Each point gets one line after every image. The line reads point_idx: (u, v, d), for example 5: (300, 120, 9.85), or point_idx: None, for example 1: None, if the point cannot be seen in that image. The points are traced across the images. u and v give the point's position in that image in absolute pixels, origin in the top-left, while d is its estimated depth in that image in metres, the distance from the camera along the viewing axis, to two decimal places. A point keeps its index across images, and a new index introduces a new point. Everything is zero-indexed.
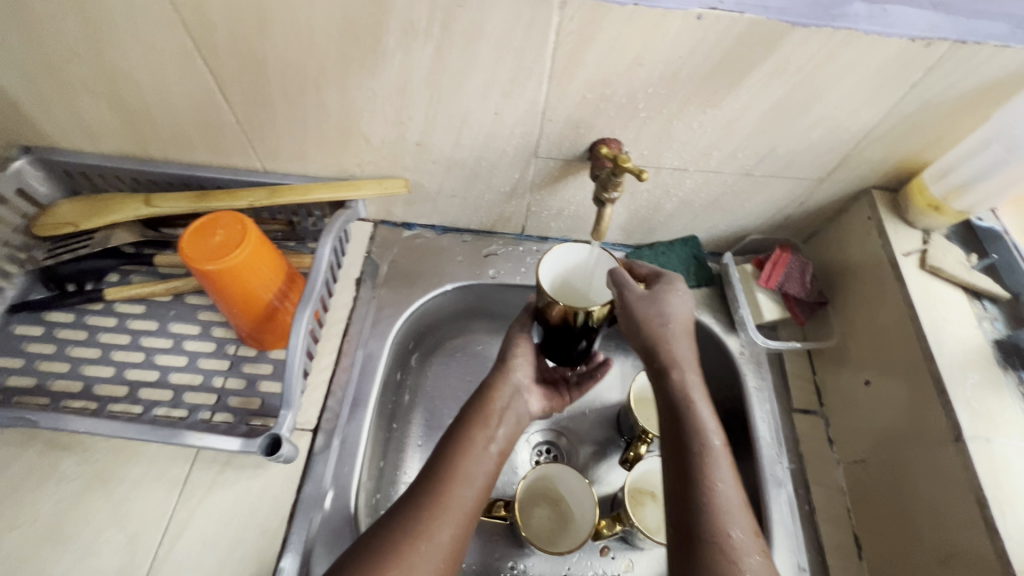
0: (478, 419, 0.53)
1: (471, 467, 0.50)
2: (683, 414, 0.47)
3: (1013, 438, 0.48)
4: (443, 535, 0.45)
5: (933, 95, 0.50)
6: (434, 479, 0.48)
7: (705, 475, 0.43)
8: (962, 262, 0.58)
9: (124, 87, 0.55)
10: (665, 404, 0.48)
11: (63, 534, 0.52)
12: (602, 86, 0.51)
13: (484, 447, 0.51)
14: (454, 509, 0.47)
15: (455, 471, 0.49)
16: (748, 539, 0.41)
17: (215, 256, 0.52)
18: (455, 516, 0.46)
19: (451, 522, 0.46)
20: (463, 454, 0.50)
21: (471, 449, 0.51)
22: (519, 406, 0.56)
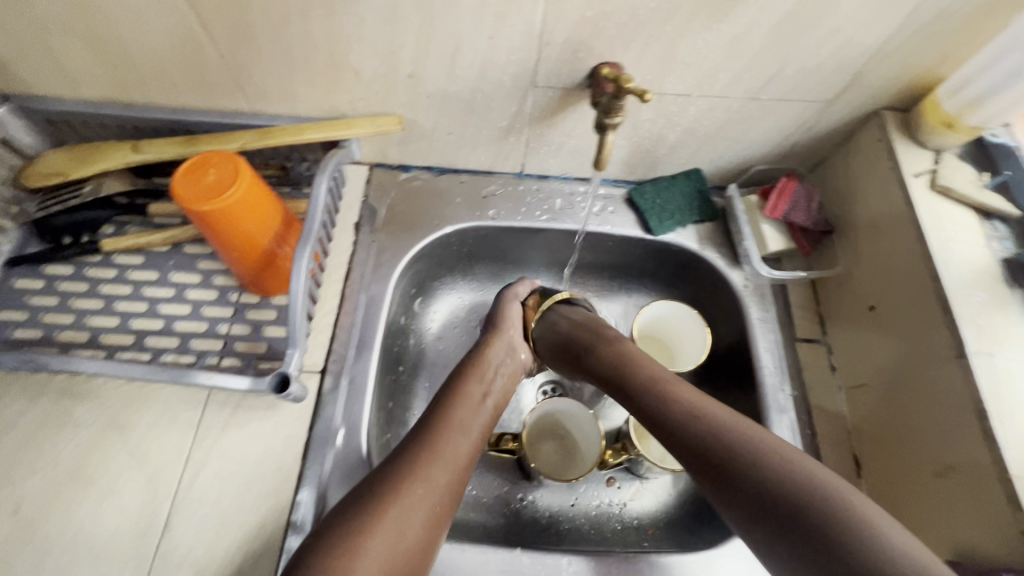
0: (473, 374, 0.58)
1: (463, 420, 0.53)
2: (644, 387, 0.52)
3: (1016, 352, 0.48)
4: (438, 480, 0.47)
5: (951, 2, 0.47)
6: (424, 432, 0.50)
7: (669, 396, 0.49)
8: (973, 181, 0.57)
9: (100, 24, 0.52)
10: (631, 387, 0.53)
11: (85, 474, 0.53)
12: (602, 2, 0.48)
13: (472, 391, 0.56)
14: (442, 459, 0.48)
15: (451, 421, 0.52)
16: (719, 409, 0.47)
17: (209, 196, 0.51)
18: (440, 466, 0.47)
19: (445, 466, 0.48)
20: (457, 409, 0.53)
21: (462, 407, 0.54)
22: (513, 363, 0.63)
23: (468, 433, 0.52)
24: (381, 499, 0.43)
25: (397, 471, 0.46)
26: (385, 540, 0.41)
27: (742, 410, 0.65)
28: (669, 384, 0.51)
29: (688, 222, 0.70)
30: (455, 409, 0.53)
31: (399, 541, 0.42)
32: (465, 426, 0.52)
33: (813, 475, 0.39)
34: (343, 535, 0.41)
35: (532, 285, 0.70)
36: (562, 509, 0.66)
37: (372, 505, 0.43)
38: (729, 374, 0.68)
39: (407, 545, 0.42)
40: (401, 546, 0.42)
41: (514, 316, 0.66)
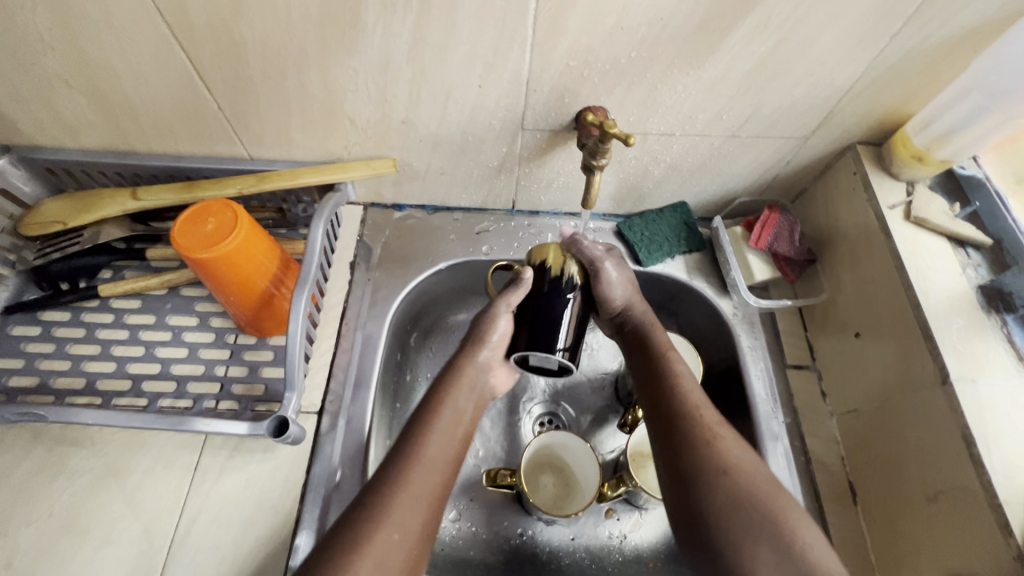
0: (456, 382, 0.56)
1: (435, 437, 0.51)
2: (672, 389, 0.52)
3: (997, 378, 0.49)
4: (410, 504, 0.46)
5: (913, 46, 0.50)
6: (396, 467, 0.48)
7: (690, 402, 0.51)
8: (946, 212, 0.59)
9: (102, 79, 0.54)
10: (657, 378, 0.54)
11: (79, 525, 0.53)
12: (585, 52, 0.51)
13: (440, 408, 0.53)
14: (411, 483, 0.47)
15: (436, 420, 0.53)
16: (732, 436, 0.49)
17: (209, 243, 0.52)
18: (412, 489, 0.47)
19: (410, 491, 0.47)
20: (437, 423, 0.52)
21: (448, 407, 0.54)
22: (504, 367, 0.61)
23: (454, 438, 0.53)
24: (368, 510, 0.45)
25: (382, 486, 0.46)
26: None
27: None
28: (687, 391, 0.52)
29: (676, 253, 0.72)
30: (417, 443, 0.50)
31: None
32: (435, 445, 0.50)
33: (771, 504, 0.44)
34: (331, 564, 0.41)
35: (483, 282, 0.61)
36: (562, 544, 0.66)
37: (373, 511, 0.45)
38: (723, 401, 0.69)
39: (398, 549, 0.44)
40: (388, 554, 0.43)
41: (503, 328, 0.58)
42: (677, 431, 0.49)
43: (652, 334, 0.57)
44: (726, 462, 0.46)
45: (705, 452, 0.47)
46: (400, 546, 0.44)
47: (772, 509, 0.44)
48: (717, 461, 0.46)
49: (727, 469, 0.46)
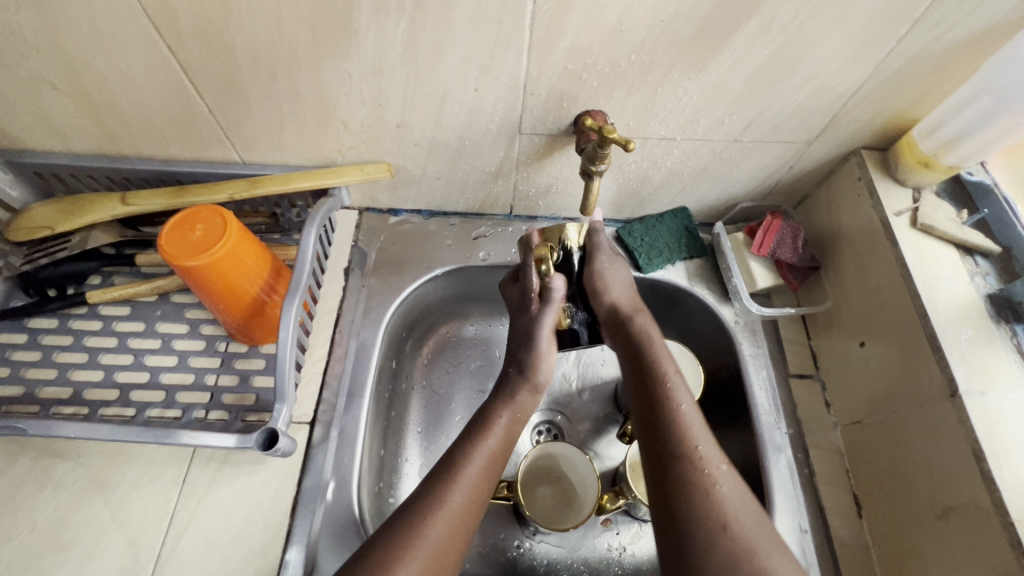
0: (503, 405, 0.54)
1: (478, 462, 0.49)
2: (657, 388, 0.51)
3: (1007, 390, 0.48)
4: (444, 533, 0.44)
5: (920, 50, 0.49)
6: (434, 488, 0.46)
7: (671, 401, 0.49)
8: (953, 218, 0.58)
9: (89, 81, 0.53)
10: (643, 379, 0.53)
11: (62, 540, 0.51)
12: (584, 56, 0.49)
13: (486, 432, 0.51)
14: (448, 511, 0.45)
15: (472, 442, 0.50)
16: (712, 449, 0.46)
17: (197, 251, 0.50)
18: (446, 518, 0.45)
19: (444, 518, 0.45)
20: (482, 445, 0.50)
21: (496, 426, 0.52)
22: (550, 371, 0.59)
23: (496, 462, 0.50)
24: (407, 539, 0.43)
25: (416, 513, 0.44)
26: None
27: (738, 449, 0.64)
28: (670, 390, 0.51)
29: (677, 259, 0.70)
30: (458, 467, 0.48)
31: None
32: (477, 470, 0.48)
33: (735, 515, 0.42)
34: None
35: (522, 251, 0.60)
36: (560, 556, 0.65)
37: (405, 542, 0.42)
38: (724, 411, 0.67)
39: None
40: None
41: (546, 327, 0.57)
42: (660, 439, 0.48)
43: (658, 366, 0.52)
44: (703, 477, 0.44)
45: (682, 463, 0.45)
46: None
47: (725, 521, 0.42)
48: (710, 515, 0.42)
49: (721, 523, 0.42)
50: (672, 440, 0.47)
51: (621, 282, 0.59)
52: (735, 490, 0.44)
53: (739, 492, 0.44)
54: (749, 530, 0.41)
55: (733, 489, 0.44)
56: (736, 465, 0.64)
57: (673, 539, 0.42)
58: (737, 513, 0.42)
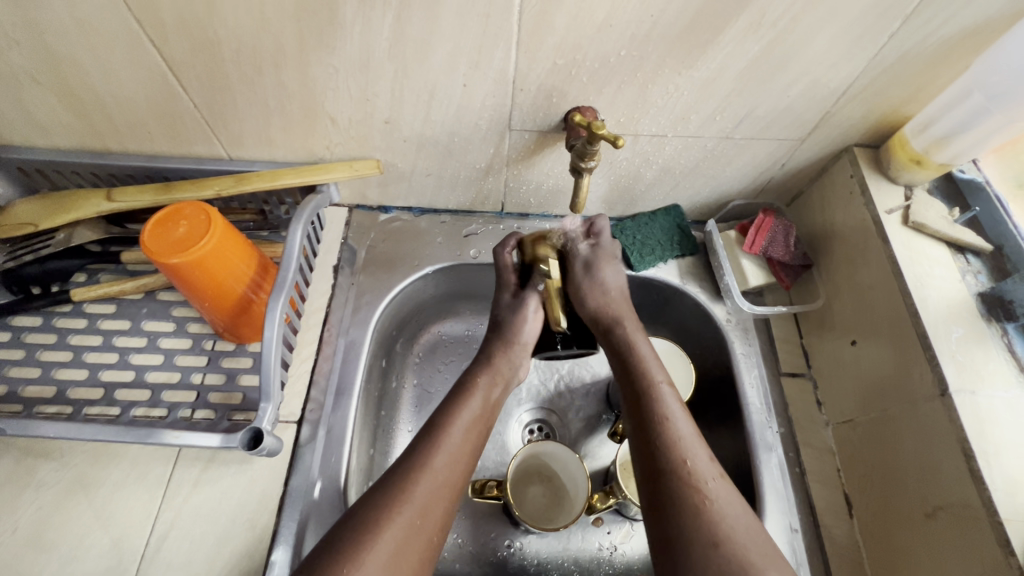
0: (484, 373, 0.56)
1: (459, 426, 0.50)
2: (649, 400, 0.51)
3: (998, 389, 0.48)
4: (428, 491, 0.45)
5: (912, 46, 0.48)
6: (419, 449, 0.48)
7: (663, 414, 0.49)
8: (945, 216, 0.57)
9: (71, 75, 0.52)
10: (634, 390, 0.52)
11: (44, 541, 0.50)
12: (573, 51, 0.49)
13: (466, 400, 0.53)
14: (431, 473, 0.46)
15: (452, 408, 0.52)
16: (707, 461, 0.46)
17: (180, 248, 0.50)
18: (432, 476, 0.46)
19: (429, 478, 0.46)
20: (463, 409, 0.52)
21: (476, 394, 0.54)
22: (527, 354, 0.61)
23: (477, 428, 0.52)
24: (394, 497, 0.44)
25: (400, 473, 0.46)
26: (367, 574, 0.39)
27: (729, 447, 0.64)
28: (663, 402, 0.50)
29: (669, 257, 0.70)
30: (442, 429, 0.50)
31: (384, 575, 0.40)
32: (459, 433, 0.50)
33: (731, 526, 0.42)
34: (348, 551, 0.40)
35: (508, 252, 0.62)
36: (551, 555, 0.64)
37: (389, 499, 0.44)
38: (716, 410, 0.67)
39: (419, 534, 0.43)
40: (412, 540, 0.42)
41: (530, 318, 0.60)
42: (653, 454, 0.47)
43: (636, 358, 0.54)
44: (696, 491, 0.44)
45: (676, 477, 0.45)
46: (421, 536, 0.43)
47: (721, 533, 0.41)
48: (686, 492, 0.44)
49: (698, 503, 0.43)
50: (652, 422, 0.49)
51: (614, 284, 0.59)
52: (731, 502, 0.44)
53: (732, 503, 0.44)
54: (723, 508, 0.43)
55: (728, 501, 0.44)
56: (727, 464, 0.63)
57: (660, 527, 0.43)
58: (733, 521, 0.42)
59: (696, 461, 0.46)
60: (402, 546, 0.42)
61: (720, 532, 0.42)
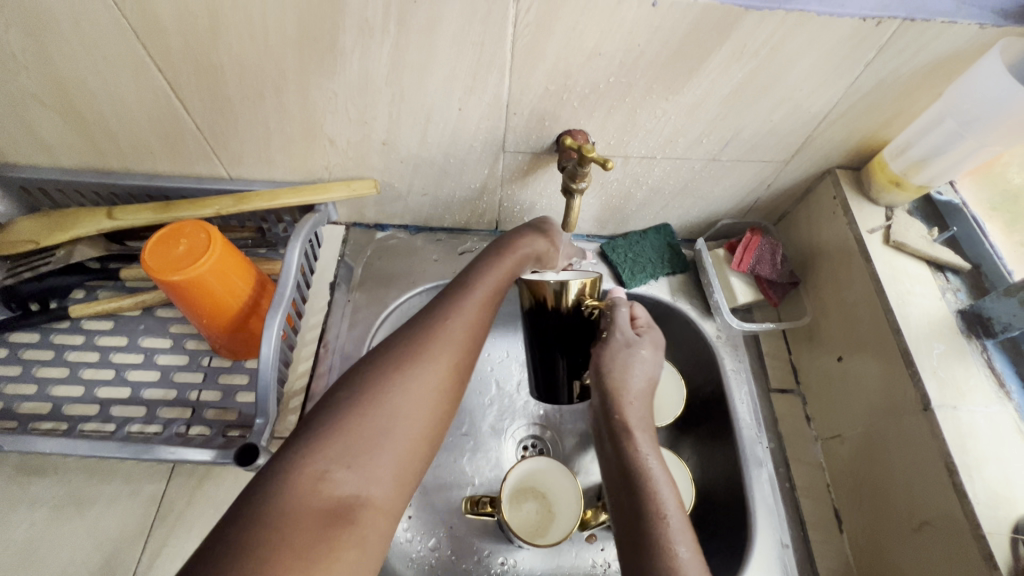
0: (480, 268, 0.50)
1: (459, 320, 0.45)
2: (636, 471, 0.47)
3: (978, 404, 0.49)
4: (424, 387, 0.40)
5: (887, 74, 0.50)
6: (413, 340, 0.42)
7: (650, 486, 0.46)
8: (925, 236, 0.59)
9: (77, 98, 0.54)
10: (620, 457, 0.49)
11: (36, 558, 0.50)
12: (564, 77, 0.51)
13: (469, 292, 0.47)
14: (432, 365, 0.41)
15: (450, 300, 0.46)
16: (687, 540, 0.43)
17: (180, 266, 0.51)
18: (429, 368, 0.41)
19: (431, 369, 0.41)
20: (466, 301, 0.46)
21: (478, 284, 0.48)
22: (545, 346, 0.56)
23: (479, 320, 0.46)
24: (383, 390, 0.39)
25: (403, 353, 0.41)
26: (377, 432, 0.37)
27: (721, 463, 0.64)
28: (651, 475, 0.47)
29: (660, 275, 0.71)
30: (441, 322, 0.44)
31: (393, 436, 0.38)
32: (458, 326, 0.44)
33: None
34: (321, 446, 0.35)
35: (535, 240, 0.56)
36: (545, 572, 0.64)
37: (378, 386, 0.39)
38: (706, 426, 0.68)
39: (407, 432, 0.38)
40: (399, 437, 0.38)
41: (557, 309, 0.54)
42: (632, 525, 0.44)
43: (629, 426, 0.50)
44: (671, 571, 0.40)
45: (650, 556, 0.42)
46: (414, 441, 0.39)
47: None
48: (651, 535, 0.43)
49: (665, 552, 0.41)
50: (634, 489, 0.46)
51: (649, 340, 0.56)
52: None
53: None
54: (689, 561, 0.41)
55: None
56: (719, 479, 0.64)
57: None
58: None
59: (674, 539, 0.42)
60: (401, 452, 0.38)
61: None
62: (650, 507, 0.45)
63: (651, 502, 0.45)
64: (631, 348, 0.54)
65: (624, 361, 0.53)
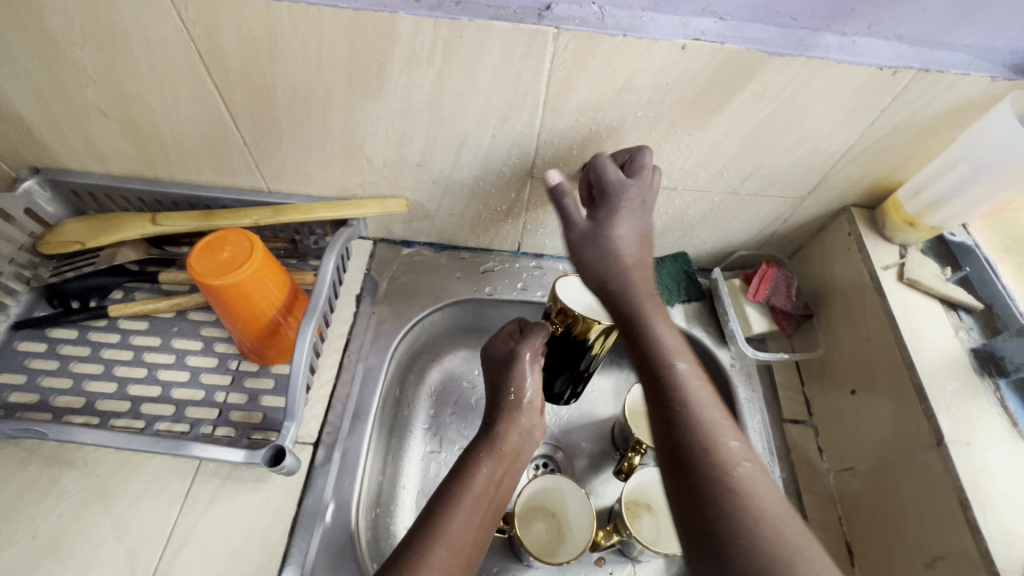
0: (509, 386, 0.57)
1: (486, 469, 0.51)
2: (656, 361, 0.44)
3: (991, 442, 0.50)
4: (464, 534, 0.46)
5: (902, 119, 0.53)
6: (453, 483, 0.50)
7: (669, 375, 0.43)
8: (938, 274, 0.61)
9: (137, 111, 0.57)
10: (639, 360, 0.45)
11: (62, 549, 0.52)
12: (595, 110, 0.54)
13: (516, 415, 0.56)
14: (474, 492, 0.49)
15: (494, 431, 0.55)
16: (719, 418, 0.41)
17: (223, 271, 0.53)
18: (473, 498, 0.49)
19: (468, 511, 0.47)
20: (499, 447, 0.54)
21: (514, 426, 0.56)
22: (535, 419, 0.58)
23: (506, 466, 0.53)
24: (434, 523, 0.45)
25: (452, 488, 0.49)
26: (451, 544, 0.44)
27: None
28: (669, 364, 0.44)
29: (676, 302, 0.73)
30: (474, 465, 0.52)
31: (461, 548, 0.45)
32: (484, 476, 0.51)
33: (768, 512, 0.35)
34: (407, 558, 0.42)
35: (512, 331, 0.63)
36: None
37: (431, 526, 0.45)
38: None
39: (463, 554, 0.45)
40: (459, 560, 0.44)
41: (532, 385, 0.58)
42: (662, 415, 0.41)
43: (645, 321, 0.46)
44: (713, 458, 0.38)
45: (686, 439, 0.39)
46: (466, 547, 0.45)
47: (750, 520, 0.35)
48: (708, 491, 0.37)
49: (700, 436, 0.39)
50: (656, 379, 0.43)
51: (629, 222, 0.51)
52: (762, 481, 0.37)
53: (767, 492, 0.37)
54: (731, 449, 0.39)
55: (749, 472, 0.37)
56: None
57: (682, 497, 0.38)
58: (768, 504, 0.36)
59: (704, 415, 0.40)
60: (458, 552, 0.44)
61: (759, 514, 0.35)
62: (672, 390, 0.42)
63: (702, 455, 0.38)
64: (621, 258, 0.49)
65: (605, 232, 0.50)
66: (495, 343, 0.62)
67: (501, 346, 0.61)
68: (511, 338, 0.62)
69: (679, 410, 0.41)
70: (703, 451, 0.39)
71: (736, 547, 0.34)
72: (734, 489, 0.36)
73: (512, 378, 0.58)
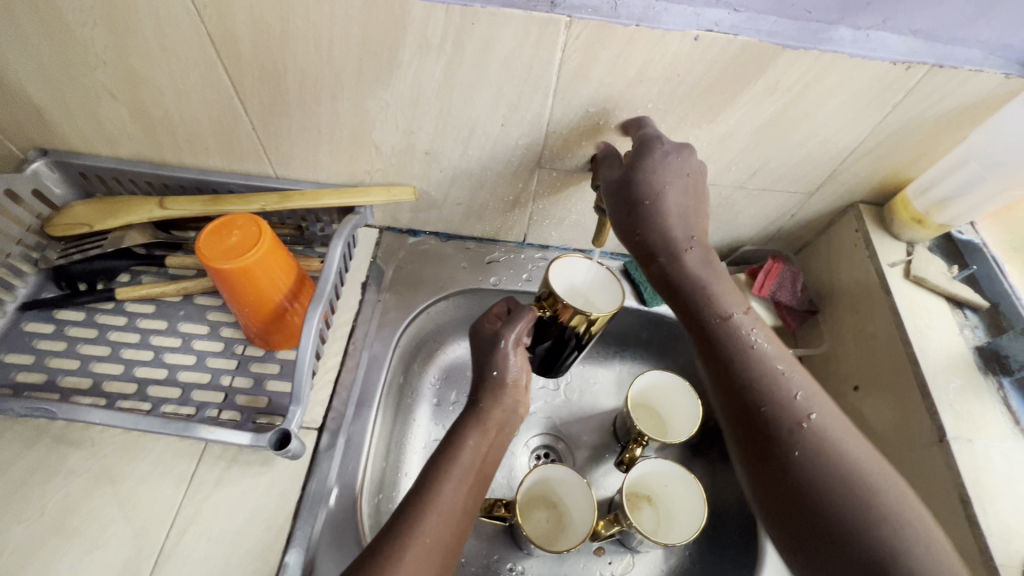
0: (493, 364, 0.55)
1: (472, 444, 0.51)
2: (712, 319, 0.49)
3: (994, 439, 0.50)
4: (451, 508, 0.47)
5: (914, 115, 0.53)
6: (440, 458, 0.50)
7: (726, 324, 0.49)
8: (945, 273, 0.61)
9: (146, 94, 0.57)
10: (685, 313, 0.50)
11: (69, 527, 0.52)
12: (605, 101, 0.54)
13: (502, 391, 0.54)
14: (461, 467, 0.49)
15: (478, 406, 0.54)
16: (794, 374, 0.47)
17: (230, 256, 0.53)
18: (460, 472, 0.49)
19: (455, 486, 0.48)
20: (484, 422, 0.52)
21: (501, 402, 0.54)
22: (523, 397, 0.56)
23: (491, 439, 0.52)
24: (422, 497, 0.46)
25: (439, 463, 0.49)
26: (442, 513, 0.46)
27: None
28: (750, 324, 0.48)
29: None
30: (460, 440, 0.51)
31: (451, 517, 0.46)
32: (470, 451, 0.51)
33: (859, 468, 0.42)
34: (397, 533, 0.44)
35: (502, 310, 0.60)
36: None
37: (419, 501, 0.46)
38: None
39: (450, 528, 0.46)
40: (447, 535, 0.46)
41: (517, 364, 0.56)
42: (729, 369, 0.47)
43: (692, 277, 0.50)
44: (801, 413, 0.45)
45: (762, 393, 0.46)
46: (452, 521, 0.46)
47: (849, 491, 0.41)
48: (784, 427, 0.44)
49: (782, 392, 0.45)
50: (715, 327, 0.49)
51: (681, 169, 0.51)
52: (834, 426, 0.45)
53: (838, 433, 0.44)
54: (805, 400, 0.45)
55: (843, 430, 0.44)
56: None
57: (752, 436, 0.45)
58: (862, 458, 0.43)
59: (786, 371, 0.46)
60: (445, 526, 0.46)
61: (862, 476, 0.42)
62: (744, 343, 0.48)
63: (776, 409, 0.45)
64: (656, 196, 0.50)
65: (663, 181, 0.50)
66: (484, 321, 0.59)
67: (491, 326, 0.58)
68: (499, 319, 0.59)
69: (742, 364, 0.47)
70: (775, 411, 0.45)
71: (816, 506, 0.41)
72: (809, 435, 0.44)
73: (497, 358, 0.55)
